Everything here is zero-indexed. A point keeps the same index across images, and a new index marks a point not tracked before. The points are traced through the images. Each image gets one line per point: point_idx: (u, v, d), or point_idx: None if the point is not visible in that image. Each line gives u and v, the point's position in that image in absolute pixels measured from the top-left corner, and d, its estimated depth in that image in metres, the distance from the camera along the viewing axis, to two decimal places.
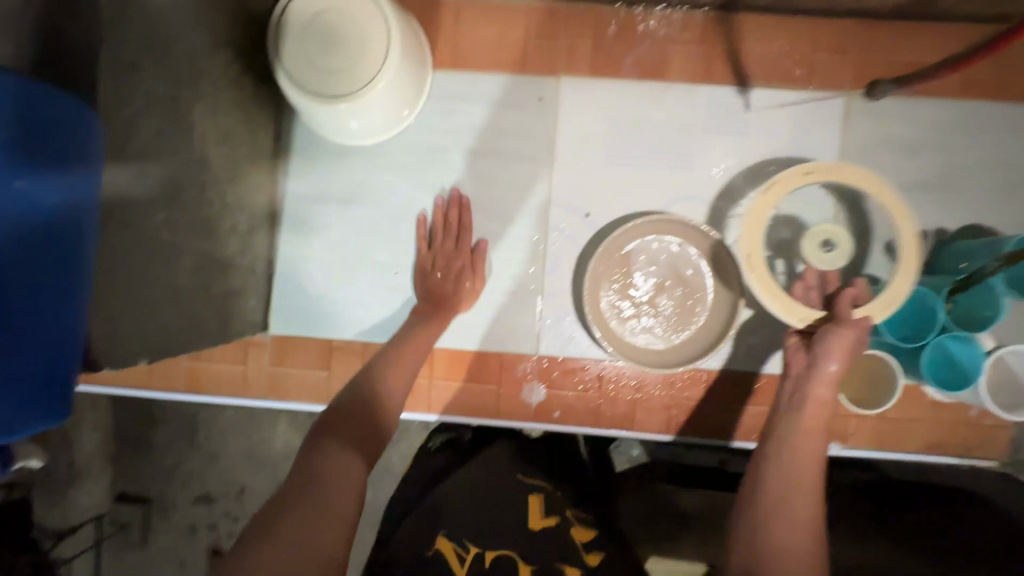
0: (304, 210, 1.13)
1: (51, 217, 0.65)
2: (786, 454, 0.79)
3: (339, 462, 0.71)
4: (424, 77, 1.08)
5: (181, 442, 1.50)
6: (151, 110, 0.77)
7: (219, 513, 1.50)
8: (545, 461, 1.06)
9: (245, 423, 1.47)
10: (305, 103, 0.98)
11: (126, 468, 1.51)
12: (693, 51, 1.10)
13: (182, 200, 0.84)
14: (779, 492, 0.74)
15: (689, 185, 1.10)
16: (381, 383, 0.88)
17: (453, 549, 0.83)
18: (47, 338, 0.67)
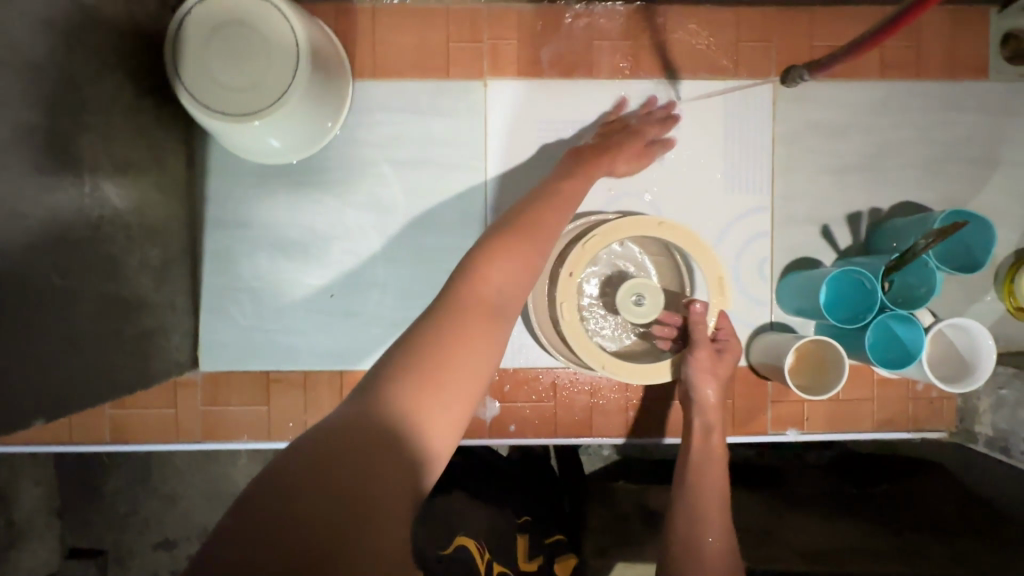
0: (227, 236, 1.06)
1: None
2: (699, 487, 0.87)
3: (455, 361, 0.60)
4: (342, 87, 1.03)
5: (132, 487, 1.41)
6: (29, 143, 0.69)
7: (180, 557, 1.43)
8: (525, 484, 1.13)
9: (200, 463, 1.41)
10: (214, 123, 0.92)
11: (72, 518, 1.41)
12: (621, 44, 1.08)
13: (73, 240, 0.76)
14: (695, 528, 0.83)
15: (626, 180, 1.08)
16: (504, 267, 0.68)
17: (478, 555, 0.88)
18: None
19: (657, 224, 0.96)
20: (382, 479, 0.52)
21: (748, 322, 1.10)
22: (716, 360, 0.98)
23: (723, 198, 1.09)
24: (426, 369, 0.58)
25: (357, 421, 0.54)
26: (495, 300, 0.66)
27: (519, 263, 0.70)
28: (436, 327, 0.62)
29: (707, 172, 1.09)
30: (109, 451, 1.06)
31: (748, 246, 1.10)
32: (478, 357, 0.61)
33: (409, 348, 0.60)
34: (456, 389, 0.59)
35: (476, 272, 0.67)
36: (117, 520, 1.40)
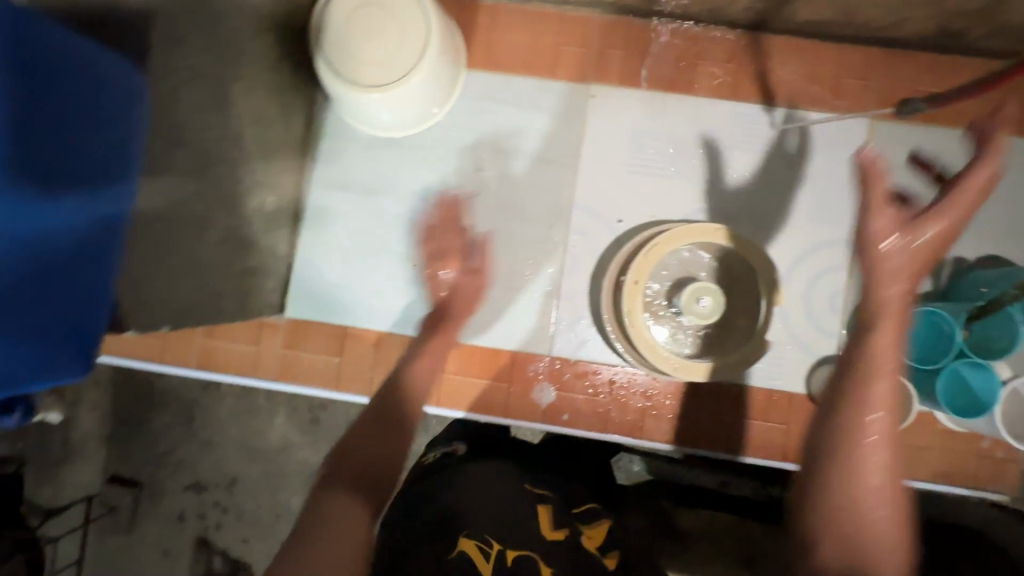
0: (328, 196, 1.15)
1: (79, 209, 0.61)
2: (862, 429, 0.65)
3: (334, 535, 0.61)
4: (456, 74, 1.11)
5: (177, 426, 1.54)
6: (194, 79, 0.77)
7: (208, 502, 1.54)
8: (552, 475, 1.10)
9: (241, 414, 1.53)
10: (341, 90, 1.01)
11: (120, 447, 1.55)
12: (722, 67, 1.12)
13: (212, 175, 0.84)
14: (849, 476, 0.64)
15: (712, 197, 1.12)
16: (374, 441, 0.74)
17: (475, 551, 0.84)
18: (71, 295, 0.62)
19: (715, 230, 1.03)
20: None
21: (813, 351, 1.10)
22: (905, 238, 0.68)
23: (803, 225, 1.11)
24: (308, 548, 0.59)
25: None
26: (366, 470, 0.71)
27: (394, 442, 0.76)
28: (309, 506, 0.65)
29: (792, 197, 1.11)
30: (192, 376, 1.14)
31: (823, 275, 1.10)
32: (356, 525, 0.63)
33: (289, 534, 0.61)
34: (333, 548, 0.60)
35: (344, 449, 0.73)
36: (157, 458, 1.54)
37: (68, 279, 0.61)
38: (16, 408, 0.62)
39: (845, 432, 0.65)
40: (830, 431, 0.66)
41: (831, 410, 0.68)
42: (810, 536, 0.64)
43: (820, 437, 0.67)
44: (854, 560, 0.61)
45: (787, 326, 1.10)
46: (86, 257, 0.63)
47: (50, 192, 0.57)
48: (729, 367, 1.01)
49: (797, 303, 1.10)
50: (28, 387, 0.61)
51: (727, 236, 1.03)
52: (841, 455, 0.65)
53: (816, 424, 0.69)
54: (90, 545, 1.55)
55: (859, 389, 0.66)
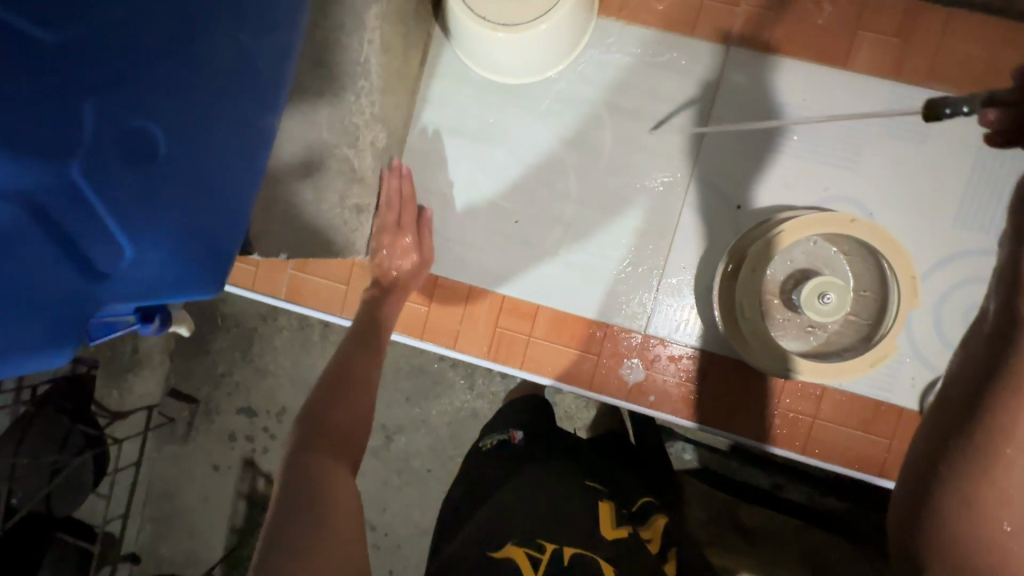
0: (432, 139, 1.10)
1: (222, 114, 0.56)
2: (1004, 468, 0.49)
3: (332, 498, 0.72)
4: (588, 21, 1.03)
5: (236, 351, 1.58)
6: None
7: (258, 426, 1.58)
8: (603, 470, 1.13)
9: (300, 348, 1.55)
10: (469, 27, 0.95)
11: (187, 362, 1.61)
12: (885, 40, 1.00)
13: (338, 100, 0.81)
14: (975, 512, 0.50)
15: (853, 185, 1.02)
16: (338, 410, 0.84)
17: (523, 552, 0.87)
18: (212, 206, 0.57)
19: (848, 220, 0.94)
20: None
21: (936, 366, 1.01)
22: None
23: (951, 229, 1.00)
24: (314, 498, 0.71)
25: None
26: (336, 434, 0.81)
27: (354, 406, 0.86)
28: (295, 469, 0.74)
29: (942, 195, 1.00)
30: (279, 306, 1.15)
31: (962, 285, 1.00)
32: (344, 493, 0.73)
33: (275, 520, 0.68)
34: (339, 519, 0.70)
35: (322, 416, 0.83)
36: (216, 378, 1.59)
37: (220, 188, 0.58)
38: (156, 316, 0.60)
39: (977, 454, 0.50)
40: (954, 457, 0.52)
41: (960, 427, 0.52)
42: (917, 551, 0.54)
43: (937, 454, 0.53)
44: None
45: (911, 336, 1.02)
46: (227, 163, 0.58)
47: (220, 87, 0.55)
48: (845, 371, 0.94)
49: (929, 312, 1.01)
50: (166, 298, 0.57)
51: (864, 228, 0.93)
52: (965, 493, 0.50)
53: (931, 425, 0.56)
54: (148, 449, 1.63)
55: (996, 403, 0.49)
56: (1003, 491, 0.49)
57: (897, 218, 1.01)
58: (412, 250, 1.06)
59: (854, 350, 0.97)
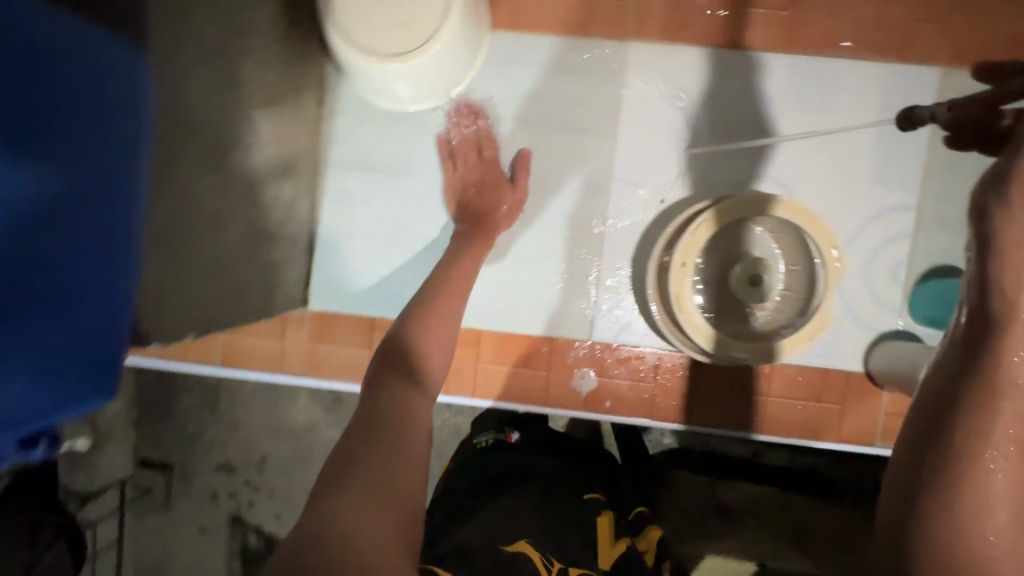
0: (345, 178, 1.07)
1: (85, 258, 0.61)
2: (981, 475, 0.48)
3: (404, 440, 0.65)
4: (481, 37, 1.00)
5: (203, 409, 1.52)
6: (198, 63, 0.70)
7: (239, 481, 1.52)
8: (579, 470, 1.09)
9: (262, 400, 1.50)
10: (357, 62, 0.91)
11: (153, 432, 1.53)
12: (777, 15, 1.00)
13: (225, 163, 0.77)
14: (962, 520, 0.48)
15: (768, 163, 1.02)
16: (428, 339, 0.79)
17: (538, 557, 0.86)
18: (86, 331, 0.64)
19: (769, 200, 0.94)
20: (372, 539, 0.54)
21: (873, 327, 1.03)
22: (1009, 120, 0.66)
23: (867, 191, 1.01)
24: (388, 437, 0.64)
25: (334, 511, 0.55)
26: (416, 370, 0.75)
27: (434, 353, 0.79)
28: (373, 405, 0.68)
29: (853, 159, 1.01)
30: (216, 373, 1.11)
31: (886, 245, 1.02)
32: (418, 433, 0.67)
33: (342, 457, 0.62)
34: (410, 465, 0.63)
35: (402, 354, 0.76)
36: (187, 439, 1.52)
37: (85, 313, 0.63)
38: (41, 441, 0.66)
39: (960, 456, 0.48)
40: (940, 462, 0.49)
41: (942, 427, 0.50)
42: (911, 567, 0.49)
43: (923, 457, 0.50)
44: None
45: (845, 303, 1.03)
46: (91, 291, 0.63)
47: (77, 233, 0.60)
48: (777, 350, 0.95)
49: (858, 276, 1.02)
50: (51, 418, 0.64)
51: (784, 208, 0.93)
52: (952, 500, 0.48)
53: (906, 430, 0.53)
54: (127, 526, 1.55)
55: (974, 417, 0.48)
56: (985, 497, 0.48)
57: (815, 189, 1.02)
58: (486, 170, 1.03)
59: (789, 326, 0.98)
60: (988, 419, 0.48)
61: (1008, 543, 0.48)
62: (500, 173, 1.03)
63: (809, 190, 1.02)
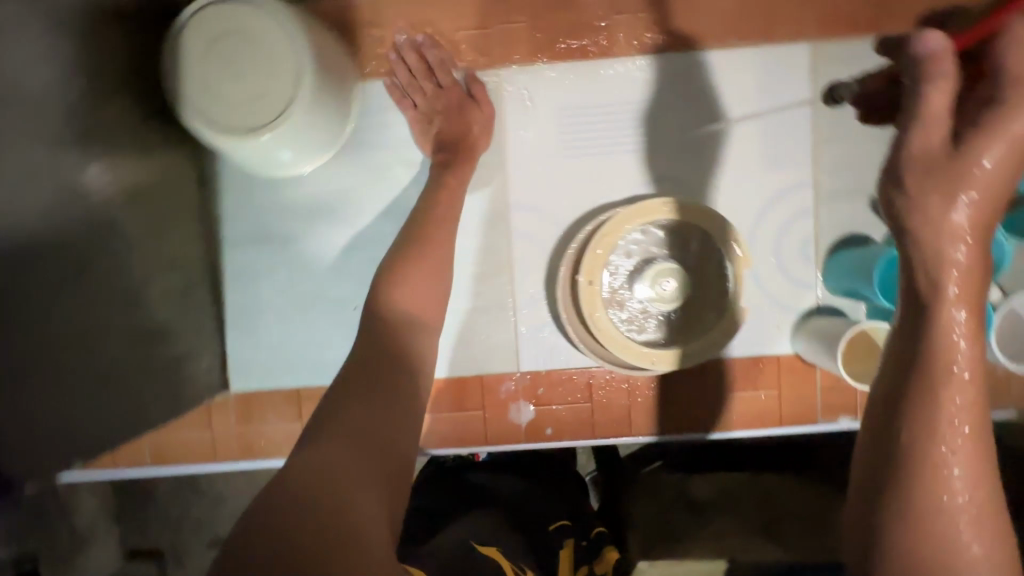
0: (243, 254, 1.05)
1: None
2: (944, 469, 0.50)
3: (404, 383, 0.71)
4: (349, 91, 0.99)
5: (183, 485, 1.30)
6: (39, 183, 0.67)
7: None
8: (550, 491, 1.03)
9: None
10: (222, 142, 0.88)
11: (129, 522, 1.30)
12: (639, 18, 1.00)
13: (89, 275, 0.74)
14: (929, 519, 0.50)
15: (659, 166, 1.02)
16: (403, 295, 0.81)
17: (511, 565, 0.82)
18: None
19: (662, 206, 0.95)
20: (371, 524, 0.54)
21: (794, 307, 1.03)
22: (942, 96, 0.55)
23: (760, 176, 1.02)
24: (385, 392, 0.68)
25: (321, 462, 0.57)
26: (404, 323, 0.79)
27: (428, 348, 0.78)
28: (367, 368, 0.69)
29: (740, 147, 1.02)
30: (150, 473, 1.08)
31: (788, 225, 1.02)
32: (416, 393, 0.71)
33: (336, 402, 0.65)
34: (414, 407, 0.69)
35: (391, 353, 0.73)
36: (172, 522, 1.29)
37: None
38: None
39: (916, 453, 0.51)
40: (908, 456, 0.51)
41: (892, 424, 0.53)
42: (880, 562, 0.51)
43: (885, 454, 0.53)
44: None
45: (763, 290, 1.03)
46: None
47: None
48: (696, 353, 0.97)
49: (768, 261, 1.03)
50: None
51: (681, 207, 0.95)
52: (923, 496, 0.50)
53: (864, 426, 0.56)
54: None
55: (922, 412, 0.51)
56: (953, 494, 0.50)
57: (709, 183, 1.02)
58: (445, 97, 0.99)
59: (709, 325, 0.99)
60: (931, 415, 0.51)
61: (981, 537, 0.50)
62: (461, 93, 0.99)
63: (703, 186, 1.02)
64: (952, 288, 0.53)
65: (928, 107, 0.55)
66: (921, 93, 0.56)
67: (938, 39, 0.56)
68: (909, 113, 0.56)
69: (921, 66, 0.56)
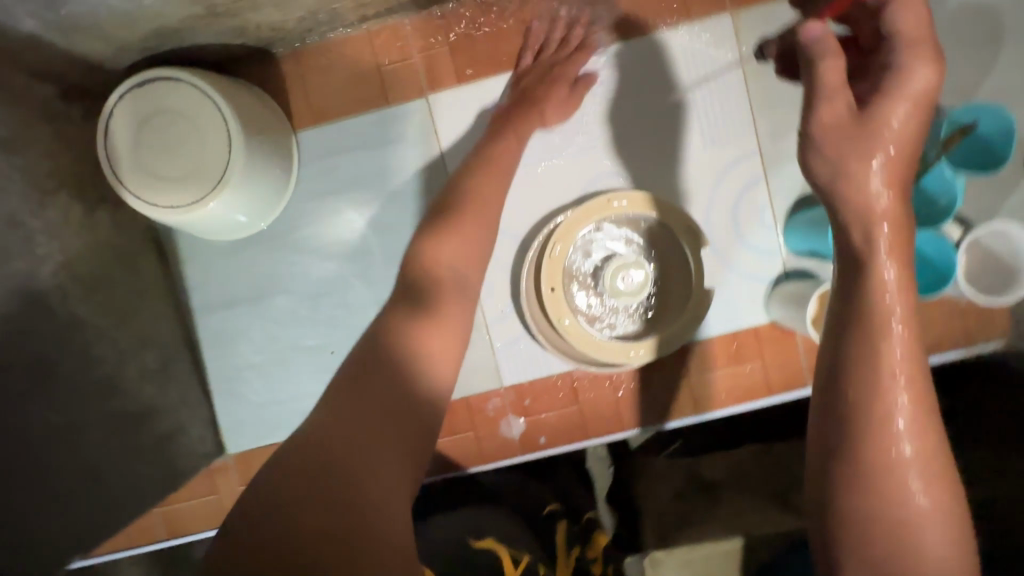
0: (214, 320, 1.07)
1: None
2: (890, 420, 0.50)
3: (434, 351, 0.65)
4: (287, 144, 1.00)
5: None
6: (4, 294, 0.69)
7: None
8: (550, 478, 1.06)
9: None
10: (169, 218, 0.90)
11: None
12: (556, 20, 1.00)
13: (59, 374, 0.76)
14: (880, 471, 0.50)
15: (601, 162, 1.03)
16: (443, 256, 0.74)
17: (505, 552, 0.76)
18: None
19: (608, 202, 0.96)
20: (387, 506, 0.55)
21: (761, 277, 1.02)
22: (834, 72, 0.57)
23: (704, 154, 1.02)
24: (409, 359, 0.63)
25: (329, 435, 0.57)
26: (443, 283, 0.72)
27: (432, 338, 0.66)
28: (396, 333, 0.65)
29: (679, 128, 1.02)
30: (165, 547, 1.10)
31: (742, 196, 1.02)
32: (447, 357, 0.67)
33: (359, 364, 0.62)
34: (441, 376, 0.66)
35: (400, 344, 0.64)
36: None
37: None
38: None
39: (863, 404, 0.51)
40: (855, 409, 0.51)
41: (838, 376, 0.52)
42: (835, 516, 0.50)
43: (833, 408, 0.52)
44: (860, 544, 0.49)
45: (726, 265, 1.03)
46: None
47: None
48: (669, 338, 0.97)
49: (728, 236, 1.02)
50: None
51: (626, 202, 0.96)
52: (872, 448, 0.50)
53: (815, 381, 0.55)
54: None
55: (864, 364, 0.51)
56: (899, 445, 0.50)
57: (654, 170, 1.02)
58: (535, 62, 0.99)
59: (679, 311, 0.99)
60: (873, 366, 0.51)
61: (932, 486, 0.50)
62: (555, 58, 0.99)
63: (649, 174, 1.03)
64: (883, 243, 0.53)
65: (824, 80, 0.57)
66: (813, 72, 0.58)
67: (820, 27, 0.58)
68: (811, 90, 0.58)
69: (804, 54, 0.58)
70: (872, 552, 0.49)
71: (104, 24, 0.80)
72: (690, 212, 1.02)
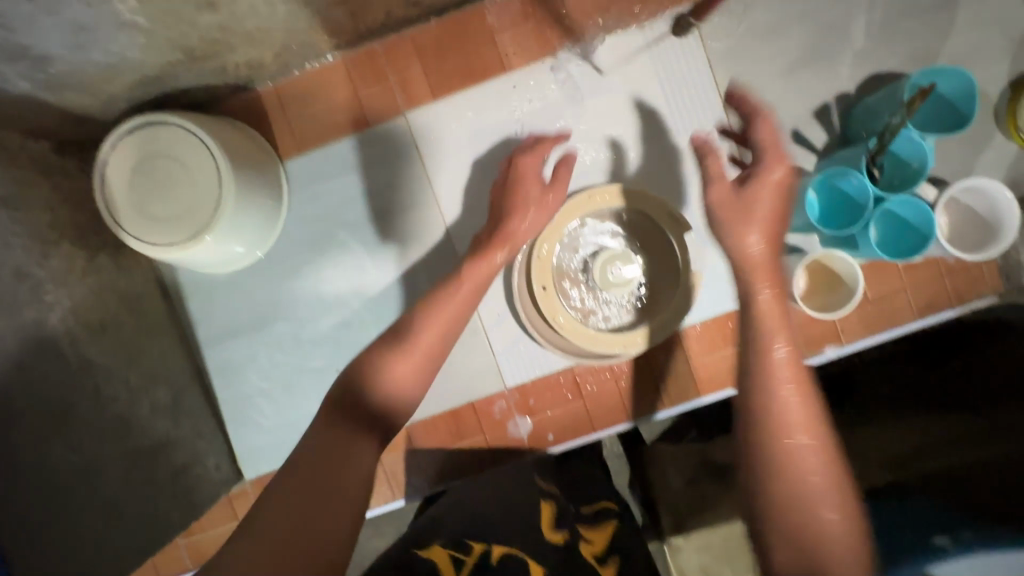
0: (221, 350, 1.10)
1: None
2: (789, 415, 0.68)
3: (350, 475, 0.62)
4: (275, 173, 1.04)
5: None
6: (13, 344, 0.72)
7: None
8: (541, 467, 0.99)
9: None
10: (168, 254, 0.93)
11: None
12: (523, 29, 1.04)
13: (72, 419, 0.78)
14: (788, 456, 0.66)
15: (580, 160, 1.05)
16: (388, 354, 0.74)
17: (448, 552, 0.72)
18: None
19: (588, 198, 0.99)
20: None
21: None
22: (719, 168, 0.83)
23: (680, 143, 1.05)
24: (335, 469, 0.62)
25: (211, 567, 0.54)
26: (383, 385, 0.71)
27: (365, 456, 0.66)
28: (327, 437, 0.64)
29: (652, 120, 1.05)
30: None
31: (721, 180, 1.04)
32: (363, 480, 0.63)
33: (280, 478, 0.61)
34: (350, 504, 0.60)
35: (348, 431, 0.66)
36: None
37: None
38: None
39: (766, 404, 0.69)
40: (763, 408, 0.69)
41: (748, 386, 0.72)
42: (762, 498, 0.66)
43: (748, 410, 0.70)
44: (779, 516, 0.65)
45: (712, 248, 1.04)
46: None
47: None
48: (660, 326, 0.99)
49: (711, 219, 1.04)
50: None
51: (606, 196, 0.99)
52: (778, 437, 0.67)
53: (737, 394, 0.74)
54: None
55: (764, 375, 0.71)
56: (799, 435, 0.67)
57: (633, 163, 1.05)
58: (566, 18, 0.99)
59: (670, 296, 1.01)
60: (772, 376, 0.71)
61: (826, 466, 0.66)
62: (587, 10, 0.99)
63: (628, 167, 1.05)
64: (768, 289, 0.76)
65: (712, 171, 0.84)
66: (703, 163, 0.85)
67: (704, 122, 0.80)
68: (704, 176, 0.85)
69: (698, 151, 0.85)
70: (790, 523, 0.64)
71: (91, 77, 0.84)
72: (672, 200, 1.05)
